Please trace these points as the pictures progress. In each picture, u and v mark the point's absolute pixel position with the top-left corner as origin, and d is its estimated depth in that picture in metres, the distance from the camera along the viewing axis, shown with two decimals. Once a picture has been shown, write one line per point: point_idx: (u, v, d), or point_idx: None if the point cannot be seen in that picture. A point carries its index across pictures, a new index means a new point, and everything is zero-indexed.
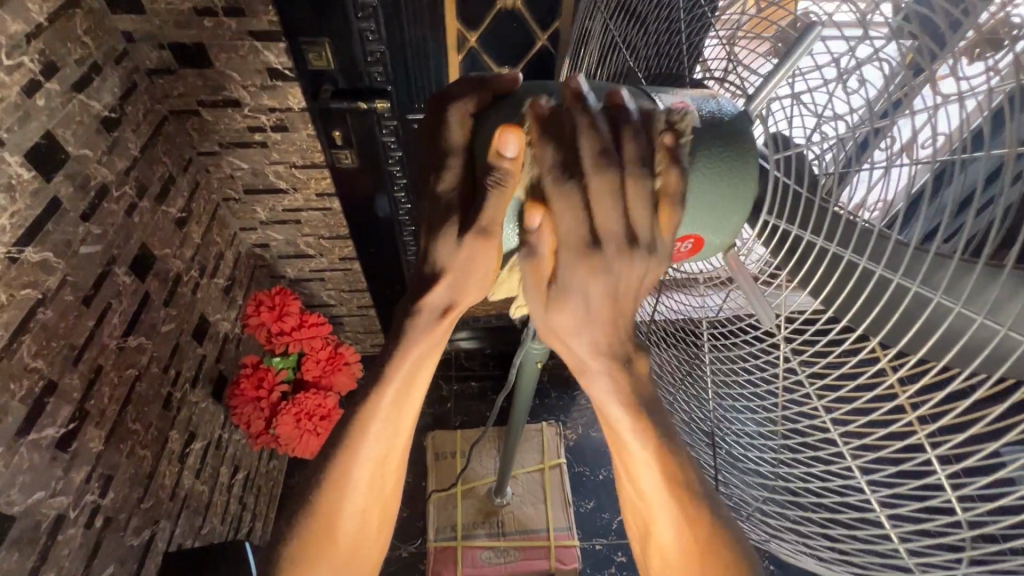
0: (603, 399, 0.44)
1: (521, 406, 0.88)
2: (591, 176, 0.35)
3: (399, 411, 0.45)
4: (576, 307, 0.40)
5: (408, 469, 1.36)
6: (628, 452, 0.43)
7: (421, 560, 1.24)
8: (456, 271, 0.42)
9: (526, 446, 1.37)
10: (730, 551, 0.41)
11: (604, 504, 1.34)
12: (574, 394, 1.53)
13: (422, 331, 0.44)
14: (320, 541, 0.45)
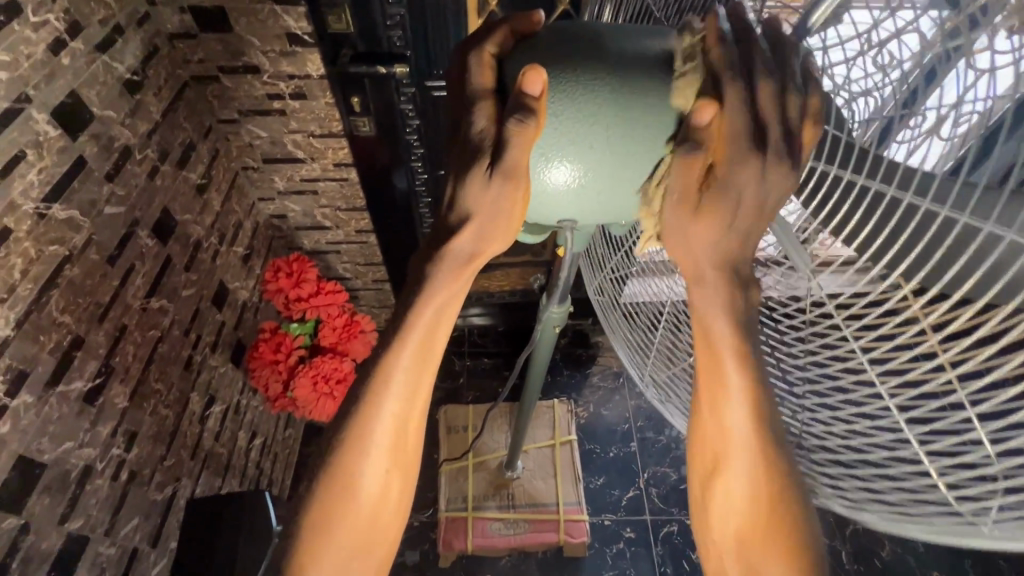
0: (707, 316, 0.41)
1: (535, 382, 0.87)
2: (762, 84, 0.36)
3: (420, 363, 0.45)
4: (721, 214, 0.38)
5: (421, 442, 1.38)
6: (725, 382, 0.41)
7: (431, 529, 1.26)
8: (480, 217, 0.42)
9: (537, 422, 1.38)
10: (807, 493, 0.40)
11: (613, 480, 1.35)
12: (586, 372, 1.53)
13: (444, 280, 0.44)
14: (341, 495, 0.45)
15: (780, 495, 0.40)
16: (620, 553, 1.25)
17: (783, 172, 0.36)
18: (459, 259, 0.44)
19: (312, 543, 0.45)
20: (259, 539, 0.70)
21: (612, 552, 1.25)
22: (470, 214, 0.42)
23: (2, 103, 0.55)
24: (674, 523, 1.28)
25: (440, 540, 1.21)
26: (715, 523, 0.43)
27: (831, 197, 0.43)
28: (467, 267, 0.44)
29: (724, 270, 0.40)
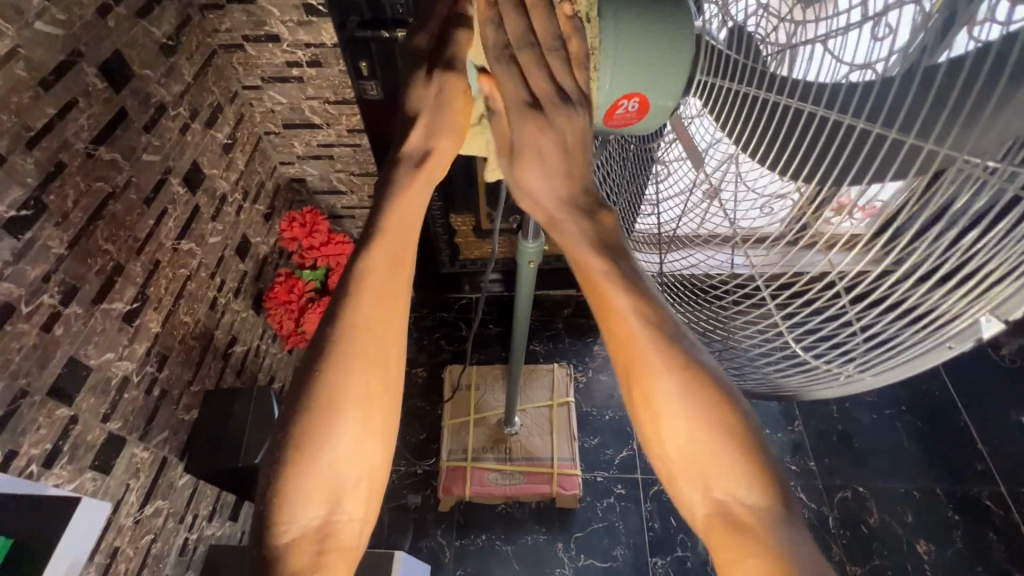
0: (577, 250, 0.45)
1: (519, 326, 0.95)
2: (517, 50, 0.43)
3: (385, 263, 0.44)
4: (547, 157, 0.45)
5: (427, 399, 1.47)
6: (607, 300, 0.42)
7: (433, 477, 1.35)
8: (426, 115, 0.47)
9: (536, 384, 1.45)
10: (723, 391, 0.40)
11: (607, 441, 1.41)
12: (587, 341, 1.59)
13: (401, 175, 0.47)
14: (317, 421, 0.40)
15: (704, 396, 0.39)
16: (610, 507, 1.31)
17: (568, 116, 0.44)
18: (409, 161, 0.47)
19: (292, 469, 0.39)
20: (263, 419, 0.88)
21: (602, 505, 1.31)
22: (417, 113, 0.48)
23: (60, 56, 0.64)
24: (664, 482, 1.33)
25: (441, 486, 1.29)
26: (660, 448, 0.41)
27: (767, 128, 0.47)
28: (421, 169, 0.47)
29: (573, 201, 0.46)
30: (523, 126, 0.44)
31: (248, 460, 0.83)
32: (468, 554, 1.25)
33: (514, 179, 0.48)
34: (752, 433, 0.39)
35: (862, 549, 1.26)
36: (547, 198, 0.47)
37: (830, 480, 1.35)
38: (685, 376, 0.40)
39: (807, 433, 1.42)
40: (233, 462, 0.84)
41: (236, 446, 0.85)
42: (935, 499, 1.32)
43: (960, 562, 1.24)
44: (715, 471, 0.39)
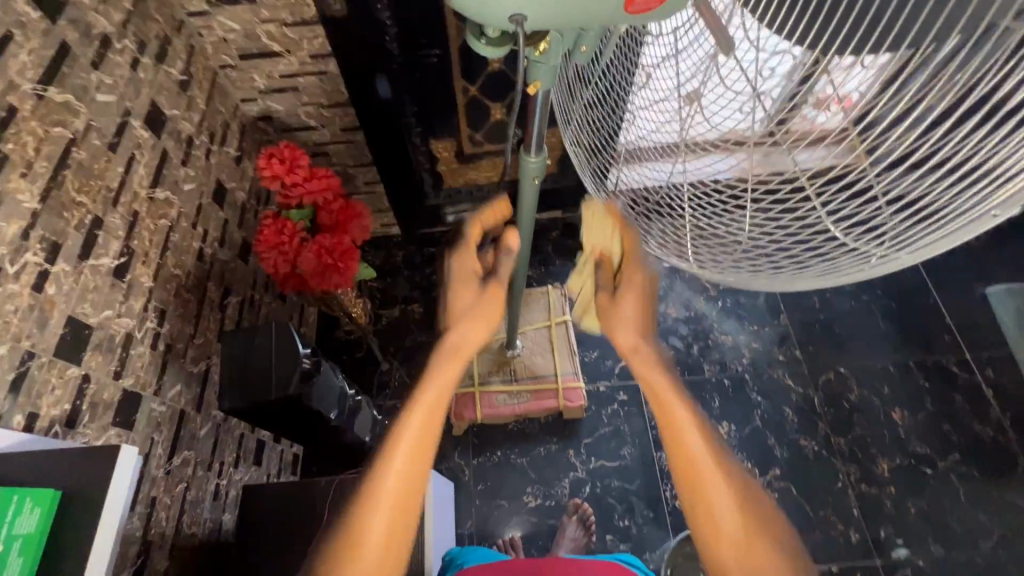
0: (649, 374, 0.62)
1: (522, 250, 0.94)
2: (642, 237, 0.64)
3: (427, 427, 0.57)
4: (627, 313, 0.64)
5: (427, 332, 1.49)
6: (675, 416, 0.59)
7: (443, 405, 1.39)
8: (461, 309, 0.65)
9: (532, 307, 1.48)
10: (757, 499, 0.56)
11: (606, 353, 1.46)
12: (578, 260, 1.61)
13: (441, 364, 0.61)
14: (357, 529, 0.53)
15: (745, 503, 0.55)
16: (614, 412, 1.38)
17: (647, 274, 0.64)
18: (445, 348, 0.62)
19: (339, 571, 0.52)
20: (290, 353, 0.85)
21: (607, 412, 1.38)
22: (458, 315, 0.65)
23: None
24: None
25: (453, 413, 1.33)
26: (709, 543, 0.55)
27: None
28: (455, 357, 0.62)
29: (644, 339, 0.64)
30: (629, 285, 0.65)
31: (282, 394, 0.82)
32: (485, 470, 1.32)
33: (611, 306, 0.65)
34: (773, 524, 0.55)
35: (845, 421, 1.37)
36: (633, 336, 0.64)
37: (815, 365, 1.44)
38: (732, 485, 0.56)
39: (792, 325, 1.49)
40: (268, 398, 0.83)
41: (267, 382, 0.83)
42: (909, 371, 1.43)
43: (931, 423, 1.37)
44: (753, 561, 0.53)
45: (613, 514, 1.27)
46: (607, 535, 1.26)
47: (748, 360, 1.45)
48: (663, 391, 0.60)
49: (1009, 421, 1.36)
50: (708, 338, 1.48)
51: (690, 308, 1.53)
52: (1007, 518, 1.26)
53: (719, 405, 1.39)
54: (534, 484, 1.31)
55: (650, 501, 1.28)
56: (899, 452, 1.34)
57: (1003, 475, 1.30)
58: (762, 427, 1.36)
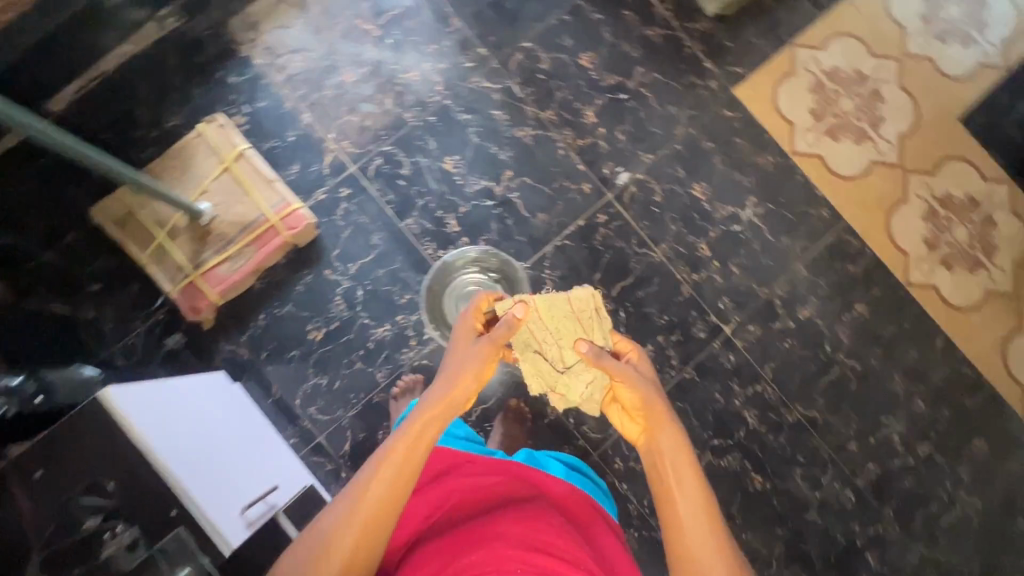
0: (665, 435, 0.83)
1: (103, 163, 1.01)
2: (647, 390, 0.86)
3: (430, 433, 0.81)
4: (645, 391, 0.86)
5: (105, 254, 1.22)
6: (683, 474, 0.79)
7: (177, 312, 1.23)
8: (469, 367, 0.87)
9: (197, 156, 1.24)
10: (718, 539, 0.75)
11: (307, 160, 1.30)
12: (219, 76, 1.31)
13: (450, 385, 0.85)
14: (358, 517, 0.73)
15: (716, 544, 0.74)
16: (347, 211, 1.29)
17: (649, 388, 0.87)
18: (459, 377, 0.86)
19: (340, 536, 0.72)
20: None
21: (340, 214, 1.29)
22: (459, 367, 0.88)
23: None
24: (376, 157, 1.31)
25: (187, 311, 1.20)
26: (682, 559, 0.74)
27: None
28: (460, 384, 0.86)
29: (655, 418, 0.84)
30: (634, 378, 0.87)
31: None
32: (260, 338, 1.25)
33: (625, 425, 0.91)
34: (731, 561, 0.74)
35: (546, 92, 1.37)
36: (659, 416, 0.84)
37: (501, 54, 1.37)
38: (711, 531, 0.75)
39: (466, 25, 1.37)
40: None
41: None
42: (580, 12, 1.40)
43: (614, 52, 1.39)
44: None
45: (394, 298, 1.28)
46: (398, 318, 1.27)
47: (441, 86, 1.35)
48: (672, 444, 0.82)
49: (671, 13, 1.42)
50: (396, 86, 1.34)
51: (363, 64, 1.34)
52: (690, 100, 1.40)
53: (436, 145, 1.33)
54: (312, 319, 1.26)
55: (418, 266, 1.29)
56: (596, 94, 1.38)
57: (678, 66, 1.41)
58: (480, 141, 1.34)
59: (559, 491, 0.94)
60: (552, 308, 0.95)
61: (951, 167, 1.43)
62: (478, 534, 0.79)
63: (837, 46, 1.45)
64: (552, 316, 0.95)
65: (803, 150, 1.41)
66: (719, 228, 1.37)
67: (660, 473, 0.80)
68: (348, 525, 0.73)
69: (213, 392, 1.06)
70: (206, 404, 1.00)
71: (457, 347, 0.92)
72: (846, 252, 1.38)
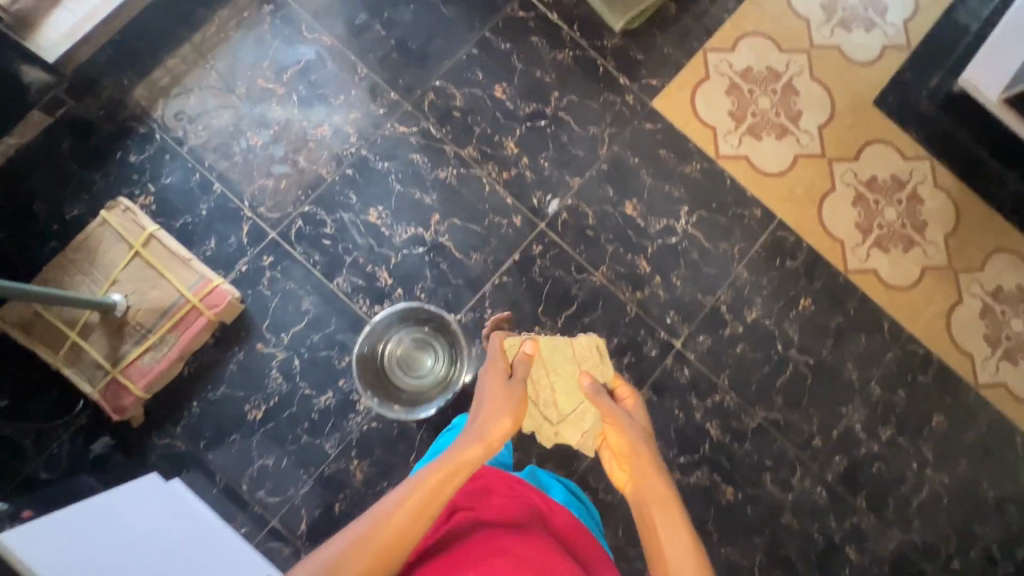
0: (656, 485, 0.80)
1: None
2: (636, 435, 0.86)
3: (463, 472, 0.78)
4: (634, 435, 0.86)
5: (14, 363, 1.14)
6: (676, 530, 0.75)
7: (102, 413, 1.15)
8: (508, 409, 0.87)
9: (103, 245, 1.17)
10: None
11: (224, 232, 1.24)
12: (118, 157, 1.24)
13: (491, 424, 0.84)
14: (371, 541, 0.70)
15: None
16: (272, 279, 1.24)
17: (639, 432, 0.86)
18: (499, 419, 0.85)
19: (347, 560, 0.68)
20: None
21: (265, 284, 1.23)
22: (499, 408, 0.87)
23: None
24: (296, 220, 1.26)
25: (111, 411, 1.13)
26: None
27: None
28: (501, 428, 0.84)
29: (645, 464, 0.83)
30: (620, 420, 0.88)
31: None
32: (196, 427, 1.18)
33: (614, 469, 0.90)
34: None
35: (464, 129, 1.34)
36: (650, 465, 0.83)
37: (413, 95, 1.34)
38: None
39: (372, 70, 1.33)
40: None
41: None
42: (487, 43, 1.37)
43: (526, 80, 1.37)
44: None
45: (334, 363, 1.23)
46: (341, 383, 1.22)
47: (355, 137, 1.31)
48: (664, 496, 0.79)
49: (579, 34, 1.40)
50: (307, 143, 1.29)
51: (271, 125, 1.29)
52: (609, 118, 1.39)
53: (358, 198, 1.29)
54: (249, 398, 1.20)
55: (355, 326, 1.24)
56: (515, 123, 1.35)
57: (592, 86, 1.39)
58: (402, 188, 1.30)
59: (568, 522, 0.86)
60: (556, 352, 1.03)
61: (872, 151, 1.45)
62: (481, 550, 0.73)
63: (747, 46, 1.45)
64: (557, 361, 1.02)
65: (727, 152, 1.41)
66: (656, 243, 1.35)
67: (647, 526, 0.77)
68: (359, 549, 0.69)
69: (127, 500, 0.97)
70: (130, 515, 0.92)
71: (489, 383, 0.92)
72: (783, 249, 1.39)
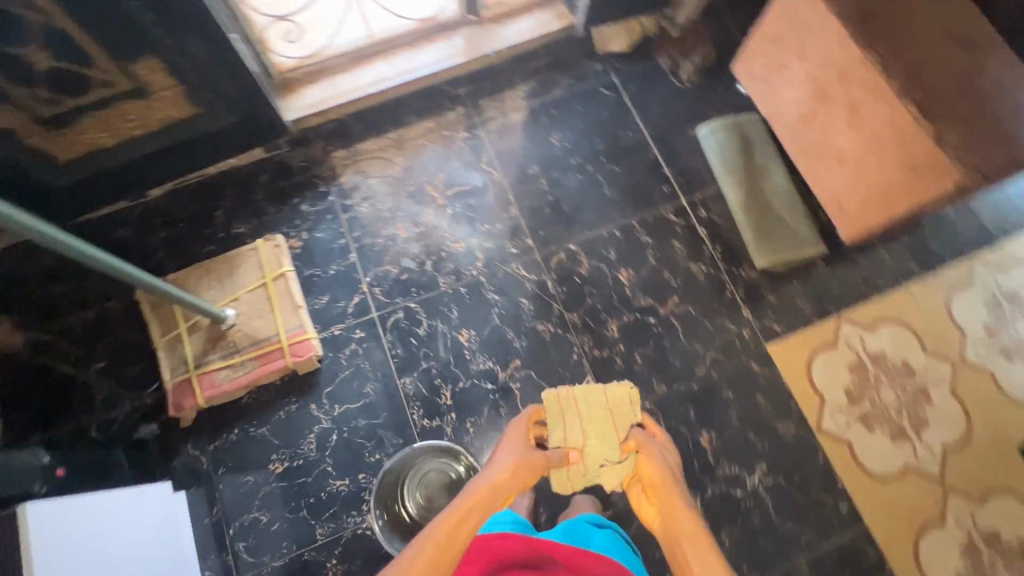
0: (685, 520, 0.79)
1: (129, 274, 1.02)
2: (666, 477, 0.84)
3: (481, 510, 0.77)
4: (662, 473, 0.84)
5: (129, 329, 1.30)
6: (708, 560, 0.74)
7: (164, 402, 1.26)
8: (530, 454, 0.84)
9: (244, 266, 1.33)
10: None
11: (337, 295, 1.37)
12: (295, 203, 1.44)
13: (511, 467, 0.82)
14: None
15: None
16: (353, 352, 1.32)
17: (666, 472, 0.85)
18: (520, 463, 0.82)
19: None
20: None
21: (345, 354, 1.32)
22: (518, 455, 0.84)
23: None
24: (399, 311, 1.36)
25: (171, 405, 1.23)
26: None
27: None
28: (522, 472, 0.82)
29: (671, 498, 0.82)
30: (648, 463, 0.86)
31: None
32: (224, 453, 1.24)
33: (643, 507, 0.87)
34: None
35: (577, 296, 1.39)
36: (680, 503, 0.81)
37: (546, 249, 1.43)
38: None
39: (522, 215, 1.46)
40: None
41: None
42: (631, 231, 1.45)
43: (653, 276, 1.42)
44: None
45: (363, 454, 1.25)
46: (360, 476, 1.23)
47: (481, 262, 1.41)
48: (695, 533, 0.77)
49: (720, 255, 1.44)
50: (440, 251, 1.42)
51: (419, 225, 1.44)
52: (718, 343, 1.37)
53: (458, 315, 1.36)
54: (279, 450, 1.25)
55: (399, 429, 1.27)
56: (626, 310, 1.39)
57: (713, 306, 1.40)
58: (500, 324, 1.36)
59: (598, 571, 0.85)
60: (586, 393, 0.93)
61: (1001, 501, 1.26)
62: None
63: (889, 332, 1.38)
64: (588, 403, 0.93)
65: (829, 428, 1.31)
66: (718, 488, 1.26)
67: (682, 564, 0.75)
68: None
69: (131, 506, 1.04)
70: (127, 533, 0.99)
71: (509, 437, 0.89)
72: (859, 564, 1.21)
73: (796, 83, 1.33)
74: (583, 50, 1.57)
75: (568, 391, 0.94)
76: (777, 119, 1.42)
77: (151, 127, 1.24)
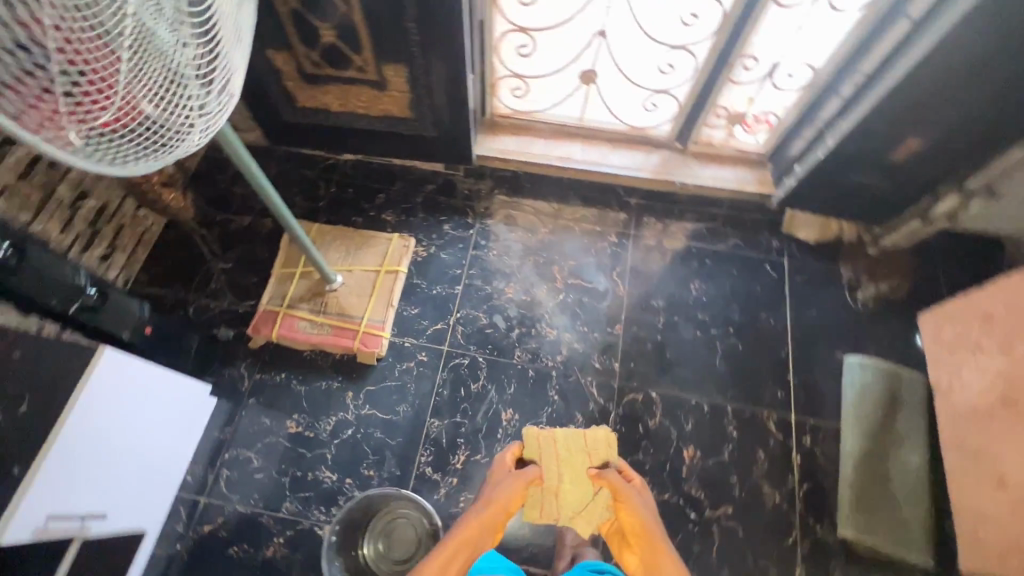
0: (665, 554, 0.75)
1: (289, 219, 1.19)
2: (645, 515, 0.82)
3: (471, 538, 0.77)
4: (640, 511, 0.82)
5: (264, 247, 1.48)
6: None
7: (249, 318, 1.40)
8: (514, 484, 0.85)
9: (371, 248, 1.46)
10: None
11: (426, 313, 1.43)
12: (440, 220, 1.54)
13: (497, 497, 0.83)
14: None
15: None
16: (408, 369, 1.36)
17: (642, 510, 0.82)
18: (505, 495, 0.83)
19: None
20: None
21: (401, 367, 1.36)
22: (500, 487, 0.85)
23: None
24: (466, 357, 1.38)
25: (252, 325, 1.37)
26: None
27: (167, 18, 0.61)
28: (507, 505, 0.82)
29: (648, 533, 0.79)
30: (629, 500, 0.84)
31: None
32: (262, 388, 1.34)
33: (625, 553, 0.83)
34: None
35: (631, 444, 1.30)
36: (658, 539, 0.77)
37: (627, 382, 1.36)
38: None
39: (623, 337, 1.41)
40: None
41: None
42: (720, 414, 1.33)
43: (718, 472, 1.27)
44: None
45: (361, 462, 1.27)
46: (348, 479, 1.26)
47: (562, 358, 1.39)
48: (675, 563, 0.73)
49: (802, 495, 1.25)
50: (532, 327, 1.42)
51: (528, 294, 1.46)
52: None
53: (513, 392, 1.35)
54: (302, 413, 1.31)
55: (402, 461, 1.27)
56: (671, 488, 1.26)
57: (765, 543, 1.21)
58: (544, 424, 1.32)
59: None
60: (564, 438, 0.95)
61: None
62: None
63: None
64: (568, 444, 0.94)
65: None
66: None
67: None
68: None
69: (176, 401, 1.14)
70: (155, 418, 1.08)
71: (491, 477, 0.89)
72: None
73: (987, 373, 1.13)
74: (768, 222, 1.52)
75: (546, 430, 0.96)
76: (944, 395, 1.23)
77: (375, 111, 1.43)
